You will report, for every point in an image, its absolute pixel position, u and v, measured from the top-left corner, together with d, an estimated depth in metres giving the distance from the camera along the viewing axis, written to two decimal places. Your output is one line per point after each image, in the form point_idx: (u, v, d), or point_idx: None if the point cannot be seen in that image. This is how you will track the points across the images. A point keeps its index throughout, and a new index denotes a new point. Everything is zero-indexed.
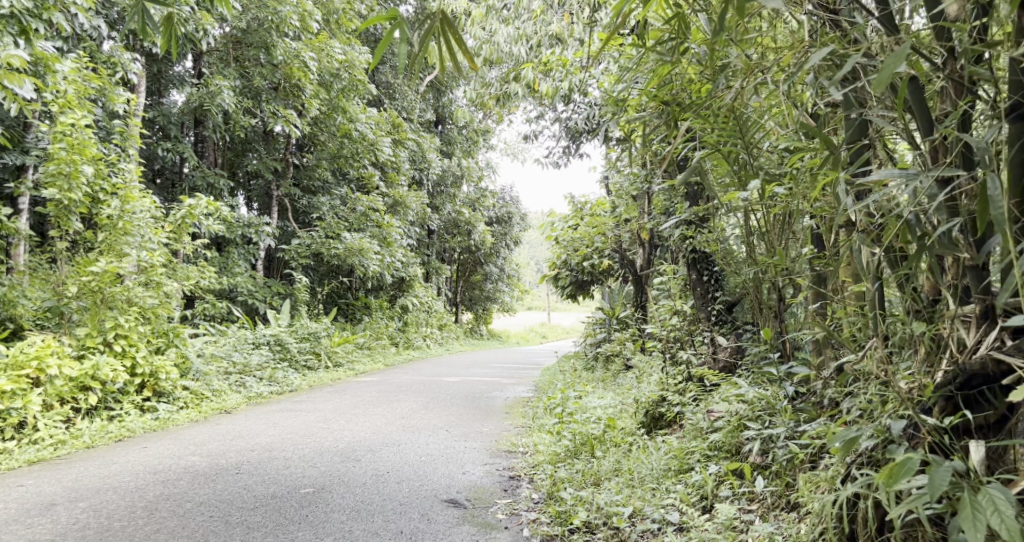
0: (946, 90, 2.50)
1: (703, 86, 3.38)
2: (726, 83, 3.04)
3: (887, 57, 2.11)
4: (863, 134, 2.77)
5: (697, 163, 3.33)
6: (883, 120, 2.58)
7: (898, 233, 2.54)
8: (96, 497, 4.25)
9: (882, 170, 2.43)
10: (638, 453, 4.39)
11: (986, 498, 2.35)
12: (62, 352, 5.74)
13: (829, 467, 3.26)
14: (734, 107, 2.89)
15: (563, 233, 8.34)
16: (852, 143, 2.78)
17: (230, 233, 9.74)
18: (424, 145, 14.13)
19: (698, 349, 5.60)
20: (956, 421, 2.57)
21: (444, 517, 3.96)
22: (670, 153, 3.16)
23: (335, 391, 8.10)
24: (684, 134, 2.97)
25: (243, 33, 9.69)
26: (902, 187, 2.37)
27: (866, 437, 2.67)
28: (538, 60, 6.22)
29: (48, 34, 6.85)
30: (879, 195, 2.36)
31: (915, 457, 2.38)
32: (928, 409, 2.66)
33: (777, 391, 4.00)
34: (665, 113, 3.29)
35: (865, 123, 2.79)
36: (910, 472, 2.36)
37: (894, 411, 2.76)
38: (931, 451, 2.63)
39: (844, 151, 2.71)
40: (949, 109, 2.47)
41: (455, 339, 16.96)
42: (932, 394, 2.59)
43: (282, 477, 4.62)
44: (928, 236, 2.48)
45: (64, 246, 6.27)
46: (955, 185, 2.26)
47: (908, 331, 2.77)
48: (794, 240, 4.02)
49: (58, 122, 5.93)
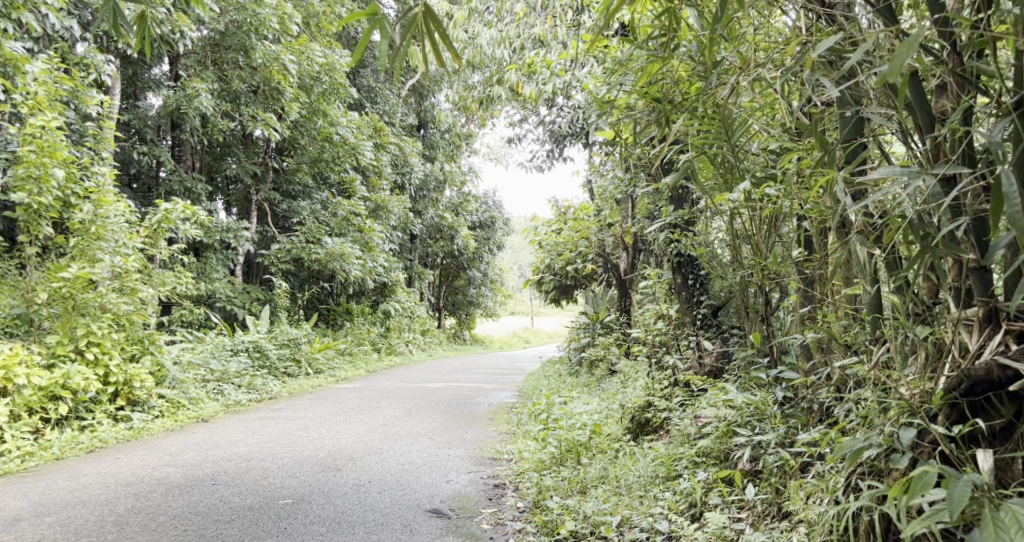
0: (945, 86, 2.44)
1: (694, 85, 3.30)
2: (716, 80, 2.97)
3: (898, 47, 2.03)
4: (859, 132, 2.70)
5: (686, 164, 3.25)
6: (880, 117, 2.52)
7: (899, 233, 2.48)
8: (64, 512, 4.11)
9: (883, 168, 2.36)
10: (625, 460, 4.30)
11: (1009, 515, 2.28)
12: (31, 360, 5.57)
13: (824, 474, 3.18)
14: (725, 106, 2.82)
15: (547, 237, 8.26)
16: (847, 141, 2.71)
17: (209, 238, 9.56)
18: (406, 149, 14.01)
19: (684, 353, 5.54)
20: (964, 429, 2.52)
21: (427, 528, 3.85)
22: (660, 152, 3.08)
23: (316, 398, 7.95)
24: (675, 132, 2.88)
25: (221, 35, 9.54)
26: (903, 185, 2.31)
27: (872, 448, 2.61)
28: (521, 62, 6.14)
29: (18, 34, 6.70)
30: (882, 194, 2.29)
31: (933, 471, 2.35)
32: (933, 416, 2.61)
33: (766, 395, 3.92)
34: (653, 112, 3.20)
35: (860, 121, 2.73)
36: (927, 488, 2.33)
37: (896, 419, 2.70)
38: (939, 461, 2.57)
39: (841, 150, 2.63)
40: (949, 107, 2.42)
41: (437, 344, 16.84)
42: (938, 401, 2.53)
43: (260, 488, 4.49)
44: (932, 237, 2.41)
45: (34, 252, 6.09)
46: (962, 183, 2.20)
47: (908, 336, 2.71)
48: (781, 243, 3.95)
49: (27, 124, 5.77)
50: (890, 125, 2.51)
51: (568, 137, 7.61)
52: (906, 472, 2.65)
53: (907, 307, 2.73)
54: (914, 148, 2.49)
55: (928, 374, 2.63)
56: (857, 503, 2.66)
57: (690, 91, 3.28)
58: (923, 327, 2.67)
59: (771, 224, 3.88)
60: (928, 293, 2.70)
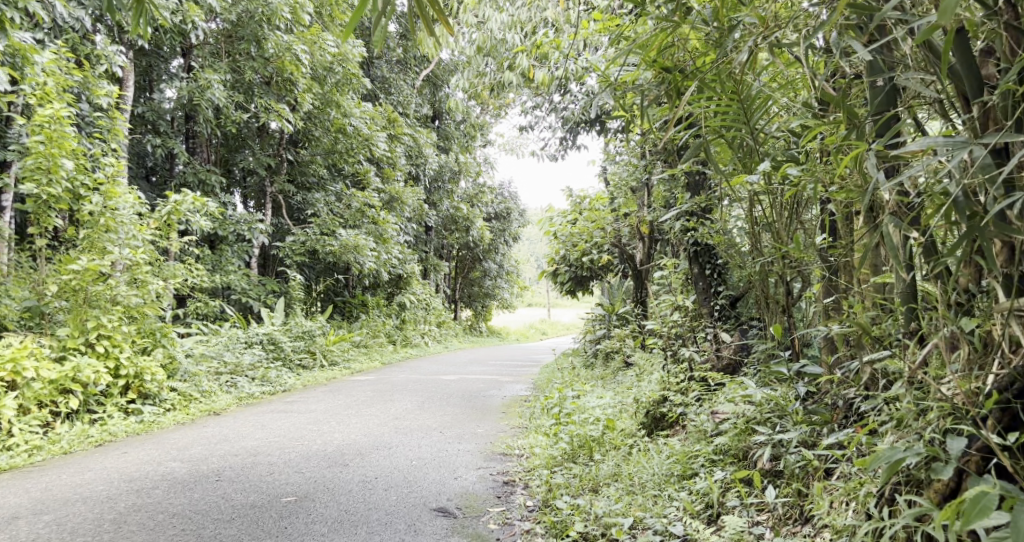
0: (1000, 45, 2.26)
1: (710, 55, 3.12)
2: (736, 48, 2.79)
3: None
4: (893, 103, 2.53)
5: (702, 141, 3.09)
6: (919, 83, 2.35)
7: (942, 213, 2.31)
8: (64, 509, 4.00)
9: (924, 140, 2.20)
10: (639, 457, 4.13)
11: None
12: (40, 353, 5.47)
13: (852, 476, 2.99)
14: (742, 71, 2.66)
15: (562, 228, 8.03)
16: (879, 114, 2.55)
17: (222, 230, 9.43)
18: (420, 140, 13.78)
19: (701, 346, 5.33)
20: (1018, 436, 2.36)
21: (432, 528, 3.70)
22: (673, 124, 2.90)
23: (329, 391, 7.84)
24: (690, 101, 2.71)
25: (234, 25, 9.39)
26: (953, 156, 2.18)
27: (912, 456, 2.45)
28: (535, 47, 5.92)
29: (25, 22, 6.57)
30: (927, 165, 2.16)
31: (992, 493, 2.18)
32: (982, 418, 2.45)
33: (787, 391, 3.71)
34: (668, 85, 3.03)
35: (895, 90, 2.56)
36: (988, 512, 2.16)
37: (938, 424, 2.55)
38: (990, 474, 2.40)
39: (871, 122, 2.47)
40: (1006, 65, 2.24)
41: (454, 336, 16.71)
42: (990, 405, 2.37)
43: (263, 485, 4.36)
44: (979, 217, 2.24)
45: (44, 244, 5.99)
46: (1020, 153, 2.05)
47: (949, 327, 2.53)
48: (802, 230, 3.77)
49: (35, 114, 5.63)
50: (930, 93, 2.36)
51: (583, 125, 7.38)
52: (950, 484, 2.49)
53: (947, 296, 2.54)
54: (961, 116, 2.33)
55: (975, 371, 2.46)
56: (899, 520, 2.50)
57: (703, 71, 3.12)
58: (966, 319, 2.48)
59: (792, 210, 3.70)
60: (972, 279, 2.52)
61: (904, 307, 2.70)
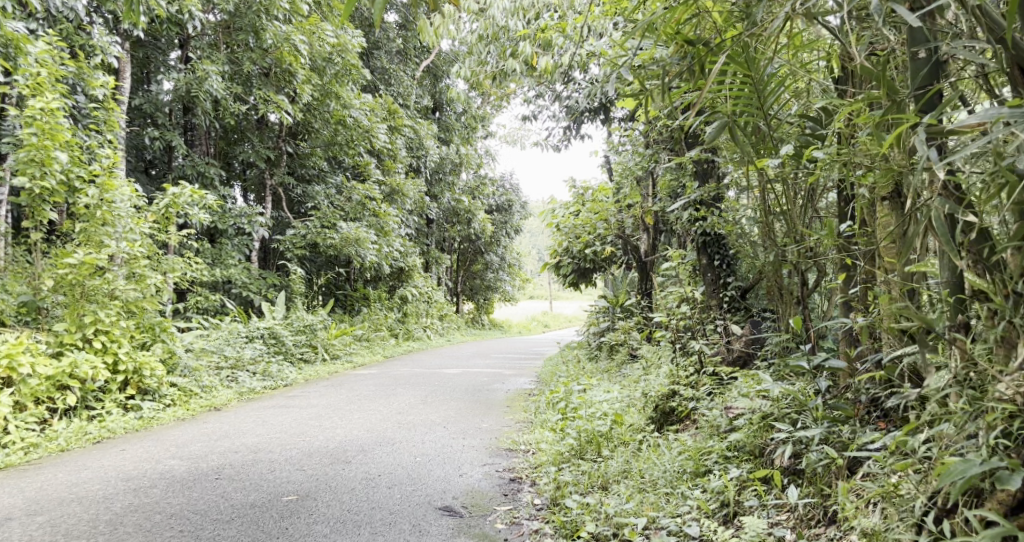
0: None
1: (732, 30, 2.98)
2: (764, 19, 2.66)
3: None
4: (937, 77, 2.43)
5: (725, 120, 2.95)
6: (971, 53, 2.25)
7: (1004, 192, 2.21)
8: (58, 510, 3.88)
9: (984, 112, 2.10)
10: (649, 453, 4.02)
11: None
12: (36, 349, 5.34)
13: (882, 477, 2.87)
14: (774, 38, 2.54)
15: (565, 220, 7.91)
16: (922, 90, 2.44)
17: (221, 223, 9.29)
18: (421, 132, 13.63)
19: (710, 338, 5.21)
20: None
21: (437, 529, 3.58)
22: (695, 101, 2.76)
23: (331, 385, 7.71)
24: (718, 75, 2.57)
25: (231, 16, 9.18)
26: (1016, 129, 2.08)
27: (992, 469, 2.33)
28: (539, 34, 5.76)
29: (17, 10, 6.39)
30: (989, 139, 2.06)
31: None
32: None
33: (806, 386, 3.57)
34: (689, 60, 2.88)
35: (939, 63, 2.45)
36: None
37: (999, 428, 2.44)
38: None
39: (916, 95, 2.37)
40: None
41: (455, 329, 16.59)
42: None
43: (264, 483, 4.25)
44: None
45: (39, 238, 5.83)
46: None
47: (1005, 319, 2.43)
48: (817, 220, 3.65)
49: (27, 106, 5.46)
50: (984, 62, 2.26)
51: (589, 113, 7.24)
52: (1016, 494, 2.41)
53: (1000, 286, 2.44)
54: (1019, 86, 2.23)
55: None
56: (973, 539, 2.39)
57: (726, 44, 2.99)
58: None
59: (808, 198, 3.62)
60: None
61: (951, 299, 2.58)
